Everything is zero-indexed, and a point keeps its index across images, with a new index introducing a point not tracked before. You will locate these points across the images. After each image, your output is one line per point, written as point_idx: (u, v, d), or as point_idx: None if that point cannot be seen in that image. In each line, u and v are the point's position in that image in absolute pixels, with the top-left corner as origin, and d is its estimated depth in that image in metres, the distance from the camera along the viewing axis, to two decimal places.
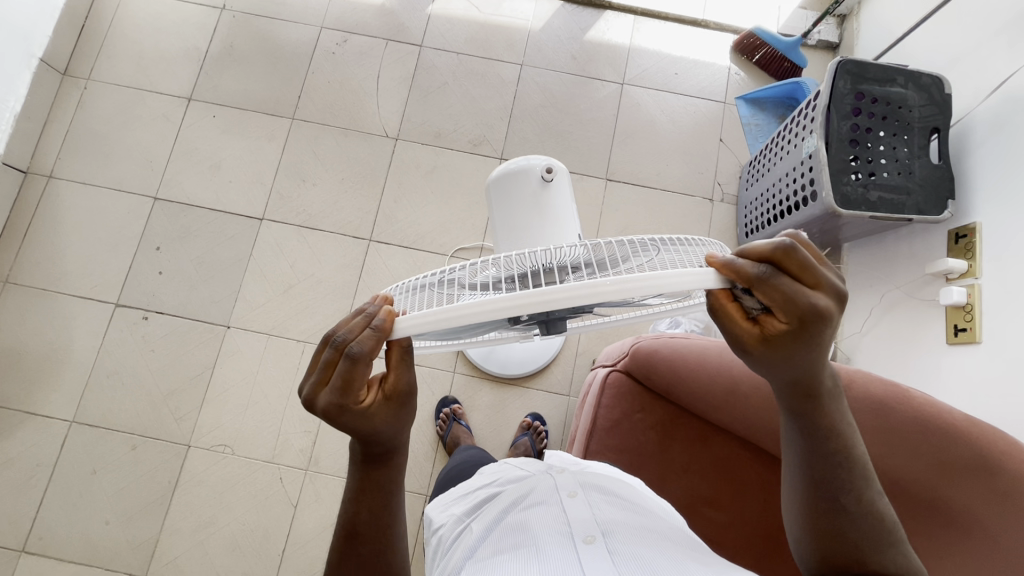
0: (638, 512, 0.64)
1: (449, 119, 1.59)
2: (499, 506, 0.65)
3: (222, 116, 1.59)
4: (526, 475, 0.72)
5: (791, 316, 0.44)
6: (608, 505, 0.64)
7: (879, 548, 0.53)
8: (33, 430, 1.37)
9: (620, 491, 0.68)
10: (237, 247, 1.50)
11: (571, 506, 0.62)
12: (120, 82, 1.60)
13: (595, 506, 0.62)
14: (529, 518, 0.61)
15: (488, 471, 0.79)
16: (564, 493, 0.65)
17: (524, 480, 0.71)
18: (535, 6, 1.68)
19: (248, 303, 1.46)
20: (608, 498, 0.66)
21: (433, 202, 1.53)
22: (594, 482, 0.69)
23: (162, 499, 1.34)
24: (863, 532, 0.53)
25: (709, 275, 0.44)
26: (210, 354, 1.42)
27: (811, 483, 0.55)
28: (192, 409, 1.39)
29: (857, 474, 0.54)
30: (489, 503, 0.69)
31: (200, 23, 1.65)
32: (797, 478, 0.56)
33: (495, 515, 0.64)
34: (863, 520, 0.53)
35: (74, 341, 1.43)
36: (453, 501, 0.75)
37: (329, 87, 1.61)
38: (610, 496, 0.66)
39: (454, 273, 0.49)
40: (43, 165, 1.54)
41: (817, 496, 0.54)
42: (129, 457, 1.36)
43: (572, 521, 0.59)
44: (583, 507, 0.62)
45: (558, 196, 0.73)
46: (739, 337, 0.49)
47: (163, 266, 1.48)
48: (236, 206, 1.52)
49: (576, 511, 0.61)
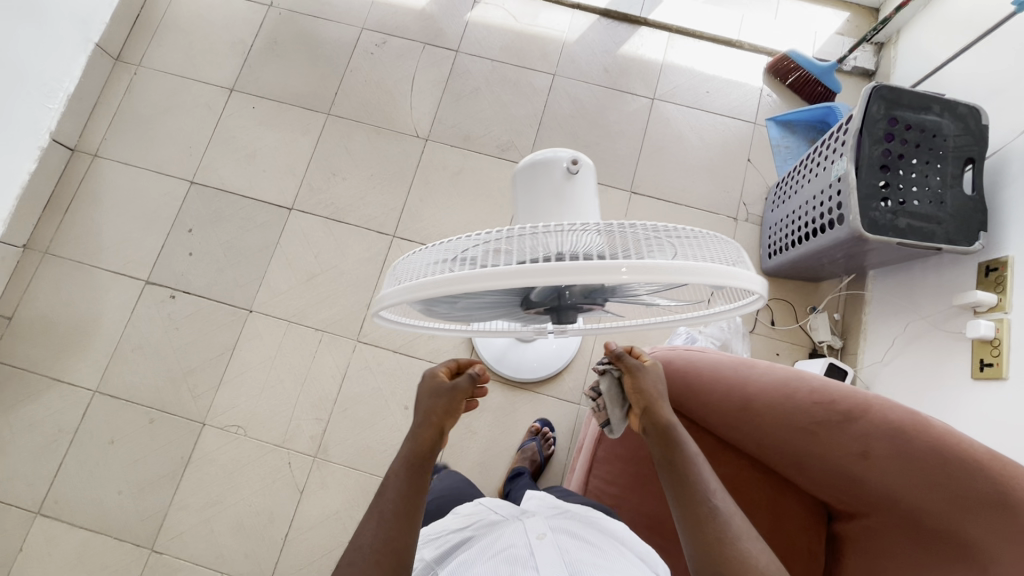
0: (600, 547, 0.71)
1: (479, 124, 1.62)
2: (473, 552, 0.69)
3: (261, 107, 1.64)
4: (499, 520, 0.77)
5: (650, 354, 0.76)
6: (575, 548, 0.69)
7: (749, 540, 0.59)
8: (58, 396, 1.42)
9: (586, 532, 0.74)
10: (265, 235, 1.53)
11: (537, 548, 0.68)
12: (168, 70, 1.67)
13: (564, 549, 0.68)
14: (502, 566, 0.65)
15: (462, 514, 0.84)
16: (532, 536, 0.70)
17: (497, 526, 0.75)
18: (571, 19, 1.70)
19: (271, 289, 1.49)
20: (576, 542, 0.71)
21: (457, 203, 1.55)
22: (563, 526, 0.75)
23: (174, 474, 1.37)
24: (737, 527, 0.60)
25: (713, 273, 0.46)
26: (231, 336, 1.46)
27: (683, 497, 0.63)
28: (209, 388, 1.42)
29: (717, 485, 0.65)
30: (463, 548, 0.73)
31: (248, 18, 1.72)
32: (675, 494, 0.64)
33: (468, 559, 0.68)
34: (730, 522, 0.60)
35: (103, 314, 1.48)
36: (428, 541, 0.78)
37: (365, 86, 1.65)
38: (575, 537, 0.72)
39: (471, 248, 0.50)
40: (90, 144, 1.61)
41: (691, 505, 0.62)
42: (146, 431, 1.39)
43: (539, 565, 0.64)
44: (551, 550, 0.67)
45: (582, 189, 0.73)
46: (636, 365, 0.72)
47: (193, 248, 1.53)
48: (268, 196, 1.56)
49: (544, 555, 0.66)
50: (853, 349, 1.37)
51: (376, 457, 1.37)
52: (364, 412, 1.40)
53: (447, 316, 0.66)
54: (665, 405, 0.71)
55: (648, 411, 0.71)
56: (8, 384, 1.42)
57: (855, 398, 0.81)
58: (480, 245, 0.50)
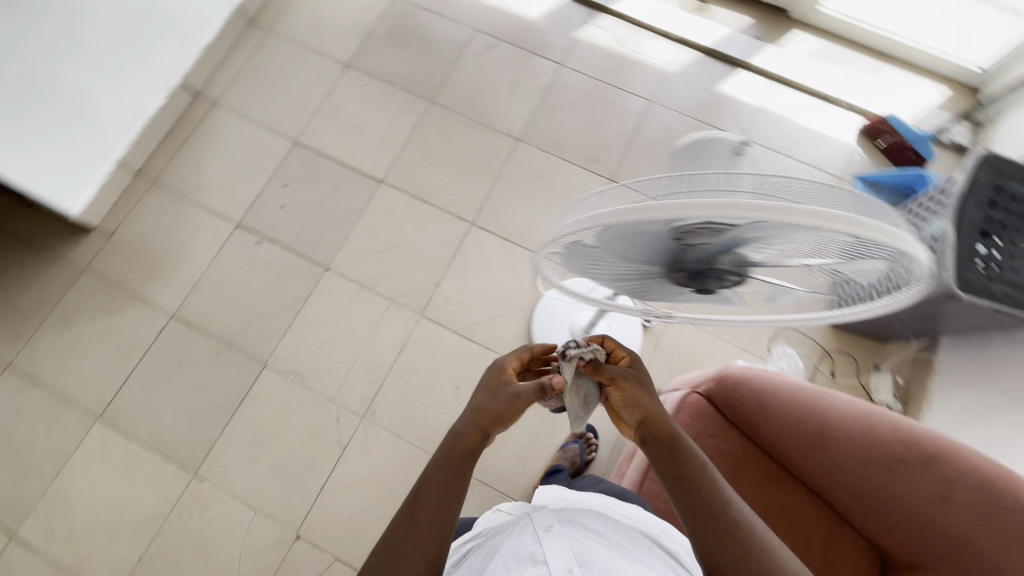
0: (605, 537, 0.80)
1: (571, 134, 1.68)
2: (490, 556, 0.79)
3: (370, 86, 1.75)
4: (510, 520, 0.86)
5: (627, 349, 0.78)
6: (578, 535, 0.79)
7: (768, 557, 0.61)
8: (138, 314, 1.51)
9: (592, 521, 0.83)
10: (353, 201, 1.62)
11: (545, 541, 0.77)
12: (293, 39, 1.80)
13: (570, 542, 0.77)
14: (516, 561, 0.75)
15: (483, 521, 0.93)
16: (541, 531, 0.80)
17: (508, 525, 0.85)
18: (674, 52, 1.77)
19: (350, 252, 1.56)
20: (579, 529, 0.81)
21: (538, 203, 1.61)
22: (566, 515, 0.84)
23: (228, 407, 1.43)
24: (758, 540, 0.62)
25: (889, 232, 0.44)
26: (305, 288, 1.53)
27: (695, 507, 0.64)
28: (276, 333, 1.49)
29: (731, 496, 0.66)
30: (480, 550, 0.82)
31: (373, 4, 1.84)
32: (684, 504, 0.65)
33: (485, 561, 0.78)
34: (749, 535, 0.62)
35: (193, 247, 1.57)
36: (454, 551, 0.87)
37: (470, 82, 1.75)
38: (580, 528, 0.81)
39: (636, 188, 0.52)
40: (212, 92, 1.74)
41: (704, 515, 0.63)
42: (211, 362, 1.47)
43: (548, 557, 0.74)
44: (559, 544, 0.77)
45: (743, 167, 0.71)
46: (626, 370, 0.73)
47: (286, 201, 1.62)
48: (362, 166, 1.65)
49: (552, 548, 0.76)
50: (913, 415, 1.35)
51: (421, 430, 1.40)
52: (416, 384, 1.44)
53: (582, 274, 0.68)
54: (655, 409, 0.71)
55: (648, 419, 0.71)
56: (97, 297, 1.52)
57: (941, 444, 0.81)
58: (645, 188, 0.51)
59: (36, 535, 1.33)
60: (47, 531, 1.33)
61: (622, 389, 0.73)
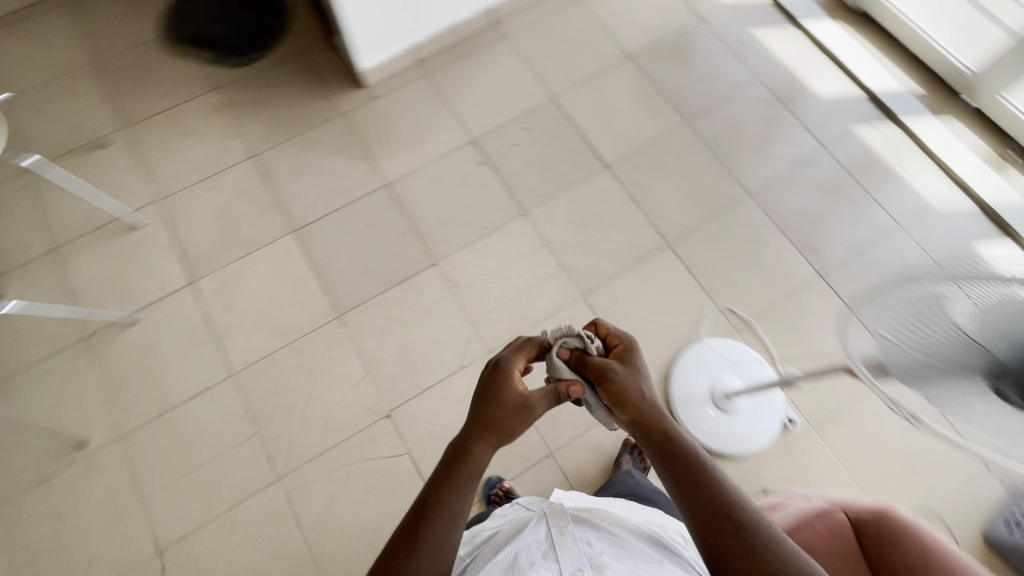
0: (619, 539, 0.81)
1: (800, 213, 1.63)
2: (500, 544, 0.82)
3: (638, 82, 1.81)
4: (526, 514, 0.88)
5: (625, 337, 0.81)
6: (591, 535, 0.80)
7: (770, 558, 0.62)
8: (362, 170, 1.69)
9: (606, 523, 0.84)
10: (574, 170, 1.69)
11: (558, 540, 0.78)
12: (593, 13, 1.91)
13: (582, 540, 0.78)
14: (527, 553, 0.77)
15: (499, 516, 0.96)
16: (555, 528, 0.81)
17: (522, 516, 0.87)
18: (946, 191, 1.66)
19: (549, 211, 1.64)
20: (592, 528, 0.82)
21: (737, 258, 1.58)
22: (581, 513, 0.85)
23: (389, 280, 1.56)
24: (760, 536, 0.64)
25: None
26: (497, 220, 1.63)
27: (697, 499, 0.67)
28: (456, 243, 1.60)
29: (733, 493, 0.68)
30: (492, 538, 0.85)
31: (677, 14, 1.91)
32: (685, 491, 0.68)
33: (496, 549, 0.81)
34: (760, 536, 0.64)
35: (428, 140, 1.74)
36: (471, 544, 0.90)
37: (728, 121, 1.75)
38: (593, 528, 0.82)
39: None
40: (506, 24, 1.89)
41: (704, 505, 0.66)
42: (395, 237, 1.61)
43: (561, 556, 0.76)
44: (571, 542, 0.79)
45: None
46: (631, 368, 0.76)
47: (519, 142, 1.73)
48: (597, 145, 1.72)
49: (564, 548, 0.77)
50: None
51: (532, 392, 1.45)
52: None
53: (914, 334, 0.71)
54: (643, 401, 0.75)
55: (647, 415, 0.74)
56: (340, 140, 1.73)
57: None
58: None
59: (208, 292, 1.55)
60: (216, 293, 1.54)
61: (611, 379, 0.76)
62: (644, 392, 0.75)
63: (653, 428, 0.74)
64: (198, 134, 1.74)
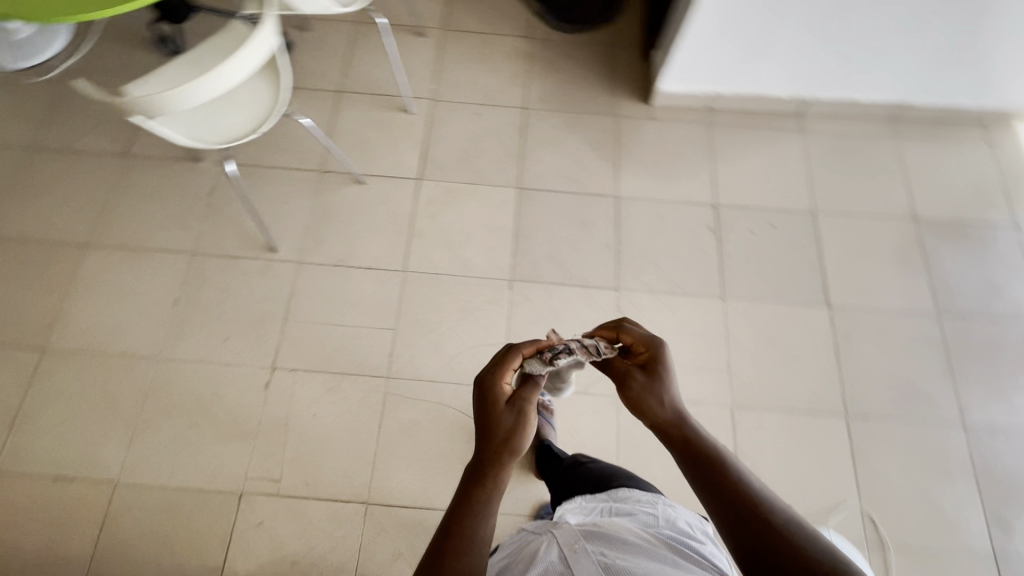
0: (633, 546, 0.76)
1: (1009, 479, 1.40)
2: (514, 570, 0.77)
3: (910, 247, 1.64)
4: (537, 538, 0.83)
5: (646, 342, 0.84)
6: (605, 551, 0.75)
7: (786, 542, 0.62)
8: (603, 172, 1.72)
9: (616, 533, 0.79)
10: (794, 289, 1.58)
11: (572, 559, 0.74)
12: (902, 157, 1.76)
13: (597, 552, 0.74)
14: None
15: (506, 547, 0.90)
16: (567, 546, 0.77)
17: (537, 540, 0.82)
18: None
19: (746, 310, 1.56)
20: (603, 543, 0.76)
21: (909, 476, 1.39)
22: (591, 530, 0.80)
23: (569, 278, 1.58)
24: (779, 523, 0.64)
25: None
26: (693, 288, 1.58)
27: (719, 490, 0.68)
28: (645, 284, 1.58)
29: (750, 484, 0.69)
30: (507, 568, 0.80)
31: (989, 207, 1.70)
32: (708, 477, 0.70)
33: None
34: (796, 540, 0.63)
35: (674, 180, 1.72)
36: None
37: (985, 340, 1.53)
38: (605, 539, 0.77)
39: None
40: (809, 122, 1.81)
41: (727, 496, 0.67)
42: (595, 245, 1.62)
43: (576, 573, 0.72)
44: (586, 559, 0.74)
45: None
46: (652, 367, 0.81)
47: (756, 231, 1.65)
48: (832, 279, 1.59)
49: (580, 563, 0.73)
50: None
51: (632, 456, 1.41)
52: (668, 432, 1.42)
53: None
54: (663, 407, 0.77)
55: (662, 415, 0.77)
56: (600, 135, 1.77)
57: None
58: None
59: (425, 193, 1.67)
60: (430, 198, 1.66)
61: (630, 386, 0.80)
62: (665, 396, 0.78)
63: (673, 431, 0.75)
64: (492, 64, 1.87)
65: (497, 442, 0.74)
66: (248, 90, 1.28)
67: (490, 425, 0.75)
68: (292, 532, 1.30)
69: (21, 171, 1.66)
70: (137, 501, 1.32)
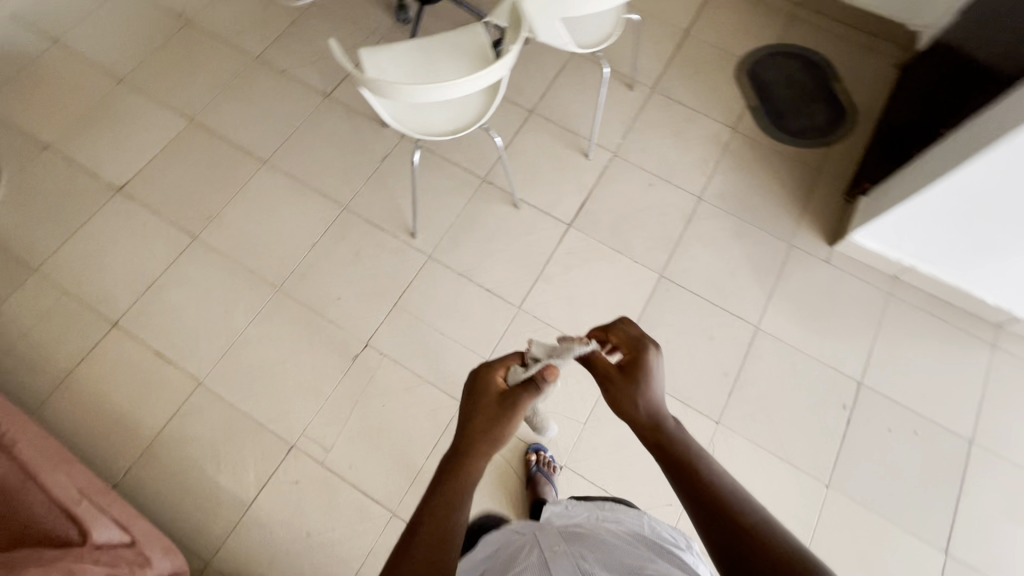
0: (613, 550, 0.71)
1: None
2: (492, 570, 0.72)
3: None
4: (518, 539, 0.79)
5: (629, 341, 0.76)
6: (586, 553, 0.70)
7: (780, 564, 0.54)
8: (752, 295, 1.60)
9: (597, 539, 0.74)
10: (911, 513, 1.38)
11: (552, 556, 0.70)
12: None
13: (576, 553, 0.70)
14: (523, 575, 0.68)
15: (481, 546, 0.83)
16: (548, 548, 0.72)
17: (518, 540, 0.78)
18: None
19: (848, 511, 1.38)
20: (585, 547, 0.72)
21: None
22: (574, 536, 0.76)
23: (673, 388, 1.48)
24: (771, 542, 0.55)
25: None
26: (799, 458, 1.42)
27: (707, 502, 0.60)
28: (749, 430, 1.45)
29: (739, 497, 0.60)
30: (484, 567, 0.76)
31: None
32: (694, 486, 0.61)
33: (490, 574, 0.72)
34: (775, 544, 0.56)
35: (826, 337, 1.55)
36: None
37: None
38: (587, 544, 0.72)
39: None
40: (1007, 338, 1.56)
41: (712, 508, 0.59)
42: (713, 367, 1.51)
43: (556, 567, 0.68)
44: (567, 559, 0.69)
45: None
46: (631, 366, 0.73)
47: (894, 431, 1.46)
48: (960, 523, 1.37)
49: (559, 564, 0.68)
50: None
51: None
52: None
53: None
54: (642, 411, 0.69)
55: (645, 419, 0.69)
56: (764, 257, 1.65)
57: None
58: None
59: (568, 240, 1.64)
60: (571, 247, 1.63)
61: (607, 388, 0.73)
62: (642, 399, 0.70)
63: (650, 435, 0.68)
64: (684, 141, 1.80)
65: (469, 432, 0.67)
66: (462, 100, 1.30)
67: (465, 417, 0.70)
68: (318, 504, 1.33)
69: (242, 76, 1.84)
70: (208, 408, 1.41)
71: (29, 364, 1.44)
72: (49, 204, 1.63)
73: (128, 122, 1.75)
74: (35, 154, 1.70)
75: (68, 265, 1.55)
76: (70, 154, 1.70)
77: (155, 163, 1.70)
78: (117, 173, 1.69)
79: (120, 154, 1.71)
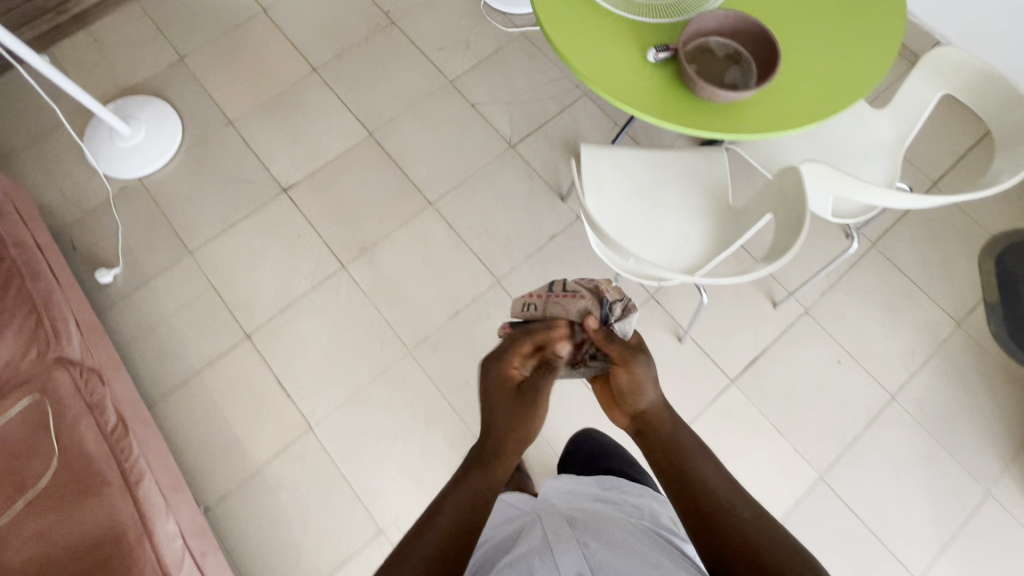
0: (616, 536, 0.76)
1: None
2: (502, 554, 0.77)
3: None
4: (523, 522, 0.84)
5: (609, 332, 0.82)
6: (585, 538, 0.75)
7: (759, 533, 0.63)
8: (921, 537, 1.36)
9: (604, 528, 0.78)
10: None
11: (553, 537, 0.75)
12: None
13: (576, 536, 0.75)
14: (527, 556, 0.73)
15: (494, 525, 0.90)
16: (552, 532, 0.76)
17: (523, 525, 0.83)
18: None
19: None
20: (583, 530, 0.77)
21: None
22: (572, 520, 0.81)
23: None
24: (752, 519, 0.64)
25: None
26: None
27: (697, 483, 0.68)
28: None
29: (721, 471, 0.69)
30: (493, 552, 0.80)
31: None
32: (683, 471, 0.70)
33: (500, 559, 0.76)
34: (781, 550, 0.61)
35: None
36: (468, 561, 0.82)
37: None
38: (593, 532, 0.76)
39: None
40: None
41: (703, 491, 0.67)
42: None
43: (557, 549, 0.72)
44: (567, 539, 0.74)
45: None
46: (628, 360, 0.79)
47: None
48: None
49: (564, 545, 0.73)
50: None
51: None
52: None
53: None
54: (649, 397, 0.78)
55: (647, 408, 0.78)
56: (947, 493, 1.39)
57: None
58: None
59: (726, 398, 1.45)
60: (727, 408, 1.44)
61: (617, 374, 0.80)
62: (651, 383, 0.78)
63: (654, 420, 0.77)
64: (893, 320, 1.53)
65: (494, 424, 0.77)
66: (675, 265, 1.15)
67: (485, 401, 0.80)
68: None
69: (431, 98, 1.72)
70: (314, 459, 1.36)
71: (163, 352, 1.44)
72: (217, 185, 1.61)
73: (310, 119, 1.69)
74: (217, 127, 1.67)
75: (220, 259, 1.53)
76: (248, 137, 1.66)
77: (325, 171, 1.63)
78: (287, 171, 1.63)
79: (294, 152, 1.65)
